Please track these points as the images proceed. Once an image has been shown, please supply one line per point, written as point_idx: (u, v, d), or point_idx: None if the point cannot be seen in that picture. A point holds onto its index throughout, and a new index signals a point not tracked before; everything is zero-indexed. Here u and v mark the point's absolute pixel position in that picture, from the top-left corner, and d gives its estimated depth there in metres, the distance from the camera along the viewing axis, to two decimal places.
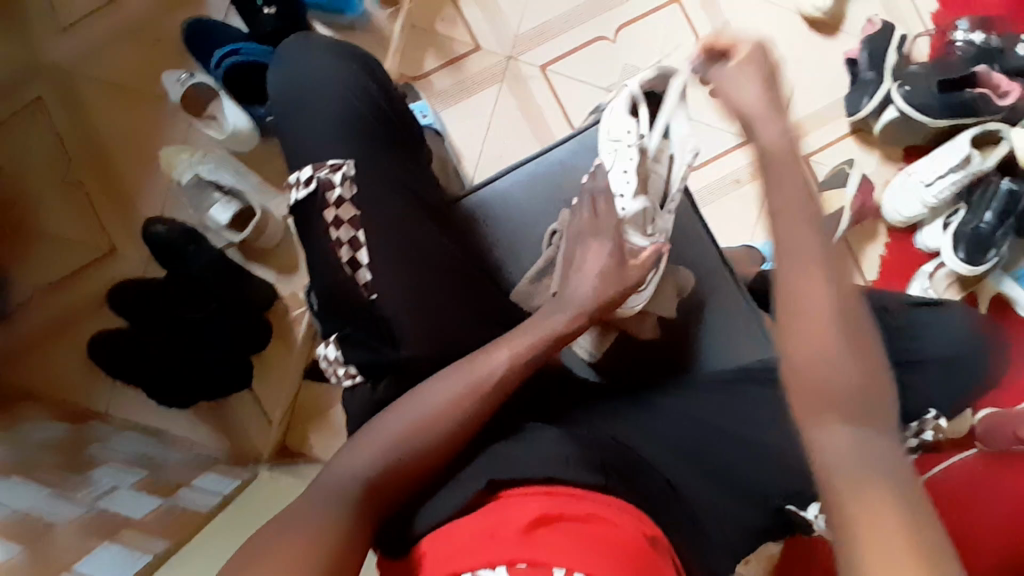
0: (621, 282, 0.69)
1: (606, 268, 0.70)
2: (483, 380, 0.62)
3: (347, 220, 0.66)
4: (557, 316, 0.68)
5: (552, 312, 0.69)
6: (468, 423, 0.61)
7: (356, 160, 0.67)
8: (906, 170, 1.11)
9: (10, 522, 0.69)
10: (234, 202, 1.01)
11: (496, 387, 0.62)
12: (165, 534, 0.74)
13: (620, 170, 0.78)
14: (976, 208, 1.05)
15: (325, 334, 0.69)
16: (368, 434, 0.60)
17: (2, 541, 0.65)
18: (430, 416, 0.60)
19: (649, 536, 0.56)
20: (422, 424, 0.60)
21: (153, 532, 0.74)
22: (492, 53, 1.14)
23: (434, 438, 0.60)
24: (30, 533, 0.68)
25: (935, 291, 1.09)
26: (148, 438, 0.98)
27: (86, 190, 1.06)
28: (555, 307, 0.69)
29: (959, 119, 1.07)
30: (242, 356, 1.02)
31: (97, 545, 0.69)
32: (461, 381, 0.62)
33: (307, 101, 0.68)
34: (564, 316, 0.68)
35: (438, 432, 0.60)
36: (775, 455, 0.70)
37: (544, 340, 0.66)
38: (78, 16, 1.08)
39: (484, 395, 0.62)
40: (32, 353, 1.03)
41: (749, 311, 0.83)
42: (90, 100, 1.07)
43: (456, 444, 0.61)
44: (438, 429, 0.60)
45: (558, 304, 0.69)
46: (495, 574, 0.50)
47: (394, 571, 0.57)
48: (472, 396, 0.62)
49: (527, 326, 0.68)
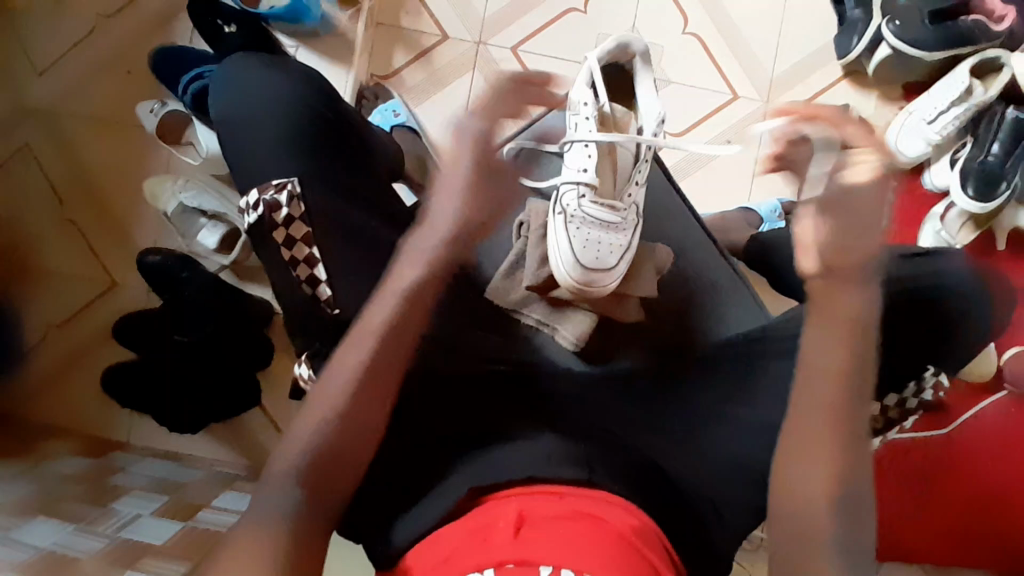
0: (493, 203, 0.64)
1: (474, 194, 0.63)
2: (367, 360, 0.59)
3: (300, 238, 0.65)
4: (406, 271, 0.62)
5: (402, 277, 0.62)
6: (369, 400, 0.59)
7: (302, 177, 0.66)
8: (906, 109, 1.07)
9: (36, 558, 0.69)
10: (220, 225, 1.03)
11: (380, 363, 0.59)
12: (184, 556, 0.74)
13: (582, 150, 0.79)
14: (982, 141, 1.02)
15: (299, 353, 0.69)
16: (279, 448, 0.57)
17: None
18: (326, 414, 0.57)
19: (635, 529, 0.55)
20: (319, 427, 0.57)
21: (172, 556, 0.74)
22: (462, 40, 1.12)
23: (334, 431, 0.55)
24: (55, 566, 0.68)
25: (948, 234, 1.05)
26: (169, 463, 1.01)
27: (79, 227, 1.10)
28: (405, 261, 0.63)
29: (956, 49, 1.03)
30: (246, 374, 1.05)
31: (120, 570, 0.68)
32: (342, 369, 0.59)
33: (247, 120, 0.68)
34: (412, 266, 0.62)
35: (346, 420, 0.58)
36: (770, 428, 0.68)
37: (405, 300, 0.61)
38: (51, 57, 1.11)
39: (371, 375, 0.59)
40: (49, 391, 1.06)
41: (733, 278, 0.84)
42: (73, 140, 1.11)
43: (368, 423, 0.59)
44: (339, 419, 0.57)
45: (410, 253, 0.63)
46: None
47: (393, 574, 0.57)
48: (366, 380, 0.59)
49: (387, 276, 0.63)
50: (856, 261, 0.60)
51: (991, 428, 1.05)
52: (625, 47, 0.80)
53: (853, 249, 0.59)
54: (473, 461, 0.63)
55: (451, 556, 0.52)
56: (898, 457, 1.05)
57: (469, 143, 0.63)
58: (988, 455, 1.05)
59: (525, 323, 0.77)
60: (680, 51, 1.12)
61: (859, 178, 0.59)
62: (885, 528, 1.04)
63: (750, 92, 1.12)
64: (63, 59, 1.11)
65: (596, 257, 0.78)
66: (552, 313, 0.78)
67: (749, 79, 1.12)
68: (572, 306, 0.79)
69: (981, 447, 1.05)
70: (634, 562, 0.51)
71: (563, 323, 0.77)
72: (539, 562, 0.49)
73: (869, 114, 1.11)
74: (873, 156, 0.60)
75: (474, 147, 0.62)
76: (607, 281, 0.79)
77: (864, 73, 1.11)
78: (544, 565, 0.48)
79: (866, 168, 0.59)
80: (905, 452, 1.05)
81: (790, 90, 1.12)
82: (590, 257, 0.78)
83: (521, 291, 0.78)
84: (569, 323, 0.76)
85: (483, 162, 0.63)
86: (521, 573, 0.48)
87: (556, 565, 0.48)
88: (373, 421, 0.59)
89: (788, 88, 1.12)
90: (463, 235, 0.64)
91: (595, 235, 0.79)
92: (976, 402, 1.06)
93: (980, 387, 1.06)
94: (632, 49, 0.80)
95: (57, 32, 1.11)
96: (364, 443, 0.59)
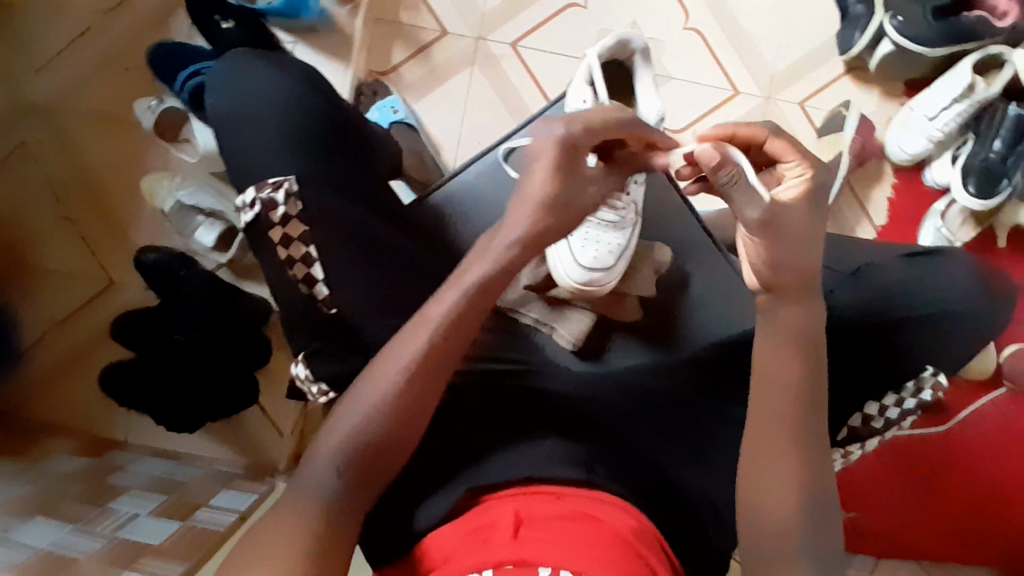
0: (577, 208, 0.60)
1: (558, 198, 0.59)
2: (424, 353, 0.55)
3: (296, 238, 0.65)
4: (478, 267, 0.58)
5: (472, 273, 0.58)
6: (422, 391, 0.56)
7: (299, 175, 0.65)
8: (909, 105, 1.06)
9: (34, 560, 0.68)
10: (217, 223, 1.02)
11: (439, 356, 0.56)
12: (183, 557, 0.73)
13: None
14: (984, 138, 1.01)
15: (295, 352, 0.69)
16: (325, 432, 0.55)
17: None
18: (368, 411, 0.54)
19: (633, 530, 0.55)
20: (369, 413, 0.54)
21: (171, 556, 0.73)
22: (461, 35, 1.12)
23: (351, 427, 0.54)
24: (52, 568, 0.67)
25: (948, 231, 1.05)
26: (168, 462, 1.00)
27: (76, 225, 1.09)
28: (479, 257, 0.59)
29: (958, 46, 1.02)
30: (243, 373, 1.04)
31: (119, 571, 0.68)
32: (398, 359, 0.55)
33: (244, 118, 0.67)
34: (483, 264, 0.58)
35: (398, 409, 0.55)
36: None
37: (474, 294, 0.57)
38: (47, 54, 1.11)
39: (429, 367, 0.55)
40: (47, 390, 1.06)
41: (737, 280, 0.82)
42: (69, 137, 1.10)
43: (421, 415, 0.56)
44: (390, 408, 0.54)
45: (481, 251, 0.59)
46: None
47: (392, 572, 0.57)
48: (424, 373, 0.55)
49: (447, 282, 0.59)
50: (805, 270, 0.57)
51: (992, 426, 1.05)
52: (625, 42, 0.78)
53: (796, 267, 0.57)
54: (470, 461, 0.62)
55: (450, 557, 0.52)
56: (899, 454, 1.04)
57: (543, 154, 0.59)
58: (987, 453, 1.05)
59: (522, 323, 0.77)
60: (680, 47, 1.11)
61: (787, 196, 0.57)
62: (885, 524, 1.03)
63: (751, 88, 1.11)
64: (59, 57, 1.10)
65: (595, 257, 0.79)
66: (549, 313, 0.78)
67: (750, 75, 1.11)
68: (570, 306, 0.79)
69: (982, 444, 1.05)
70: (633, 562, 0.51)
71: (561, 322, 0.77)
72: (538, 563, 0.48)
73: (871, 110, 1.10)
74: (804, 171, 0.59)
75: (556, 156, 0.59)
76: (605, 282, 0.79)
77: (865, 69, 1.10)
78: (543, 566, 0.48)
79: (796, 184, 0.58)
80: (906, 449, 1.04)
81: (792, 85, 1.11)
82: (588, 257, 0.79)
83: (519, 290, 0.79)
84: (570, 321, 0.77)
85: (573, 165, 0.59)
86: (520, 574, 0.48)
87: (555, 567, 0.48)
88: (420, 421, 0.56)
89: (789, 84, 1.11)
90: (532, 245, 0.59)
91: (596, 235, 0.80)
92: (976, 399, 1.06)
93: (980, 384, 1.05)
94: (631, 46, 0.79)
95: (54, 29, 1.11)
96: (410, 431, 0.56)
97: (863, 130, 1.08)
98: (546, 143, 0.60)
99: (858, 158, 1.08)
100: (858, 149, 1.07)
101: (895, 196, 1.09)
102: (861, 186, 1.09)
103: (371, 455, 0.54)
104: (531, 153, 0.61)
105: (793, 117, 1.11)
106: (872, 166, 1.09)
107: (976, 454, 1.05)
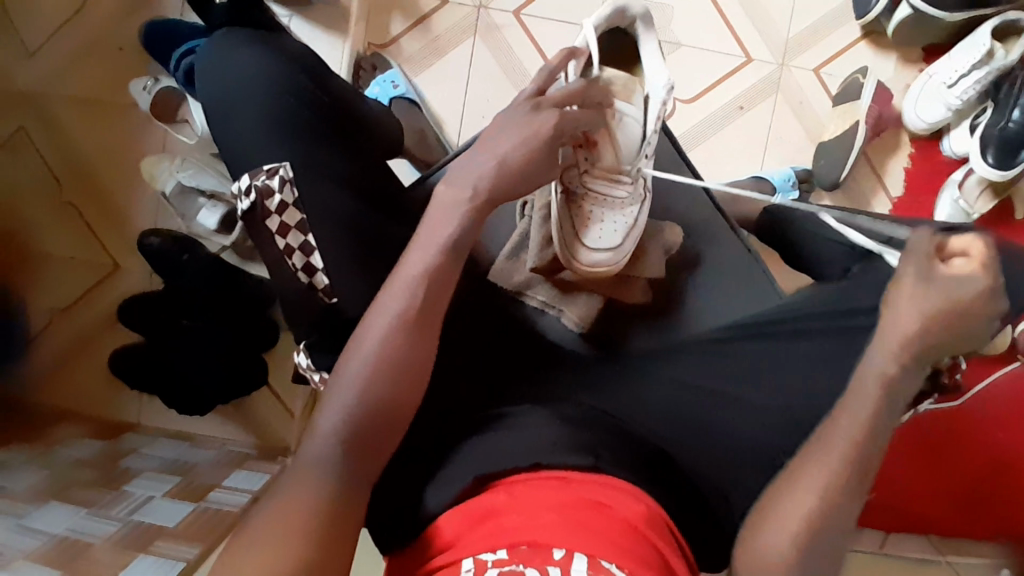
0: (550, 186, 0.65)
1: (535, 166, 0.63)
2: (395, 345, 0.56)
3: (294, 226, 0.64)
4: (420, 259, 0.59)
5: (437, 276, 0.58)
6: (398, 382, 0.56)
7: (292, 160, 0.64)
8: (926, 72, 1.03)
9: (48, 548, 0.68)
10: (219, 205, 0.99)
11: (413, 355, 0.56)
12: (197, 539, 0.73)
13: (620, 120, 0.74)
14: (1002, 107, 0.97)
15: (299, 341, 0.70)
16: (310, 430, 0.55)
17: (39, 567, 0.63)
18: (358, 395, 0.55)
19: (643, 518, 0.54)
20: (359, 401, 0.54)
21: (184, 539, 0.73)
22: (461, 5, 1.08)
23: (343, 417, 0.54)
24: (69, 554, 0.67)
25: (966, 204, 1.01)
26: (180, 444, 1.01)
27: (79, 210, 1.09)
28: (418, 251, 0.59)
29: (976, 10, 0.97)
30: (252, 356, 1.03)
31: (134, 557, 0.68)
32: (374, 338, 0.56)
33: (234, 103, 0.66)
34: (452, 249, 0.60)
35: (374, 399, 0.55)
36: (761, 408, 0.70)
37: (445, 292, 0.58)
38: (40, 34, 1.08)
39: (412, 360, 0.56)
40: (58, 375, 1.07)
41: (742, 251, 0.82)
42: (66, 119, 1.09)
43: (408, 402, 0.57)
44: (371, 397, 0.55)
45: (415, 244, 0.60)
46: (495, 558, 0.49)
47: (401, 559, 0.57)
48: (400, 369, 0.56)
49: (417, 246, 0.60)
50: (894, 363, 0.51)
51: (1005, 401, 1.04)
52: (622, 11, 0.75)
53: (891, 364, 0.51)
54: (471, 443, 0.62)
55: (461, 541, 0.52)
56: (906, 434, 1.04)
57: (534, 126, 0.64)
58: (999, 427, 1.04)
59: (530, 305, 0.78)
60: (689, 15, 1.07)
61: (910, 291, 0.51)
62: (894, 505, 1.03)
63: (763, 56, 1.08)
64: (52, 38, 1.08)
65: (599, 236, 0.75)
66: (557, 296, 0.78)
67: (761, 41, 1.08)
68: (578, 288, 0.79)
69: (993, 422, 1.04)
70: (643, 554, 0.50)
71: (568, 306, 0.78)
72: (552, 545, 0.48)
73: (887, 77, 1.07)
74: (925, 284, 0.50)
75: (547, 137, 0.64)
76: (613, 260, 0.76)
77: (883, 34, 1.06)
78: (556, 549, 0.48)
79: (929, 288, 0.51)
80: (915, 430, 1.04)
81: (805, 52, 1.08)
82: (592, 237, 0.75)
83: (525, 273, 0.78)
84: (574, 303, 0.78)
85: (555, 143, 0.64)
86: (533, 555, 0.48)
87: (568, 550, 0.48)
88: (410, 409, 0.57)
89: (803, 51, 1.08)
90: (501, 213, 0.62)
91: (600, 214, 0.76)
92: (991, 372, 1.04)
93: (996, 358, 1.04)
94: (630, 14, 0.75)
95: (45, 11, 1.08)
96: (389, 422, 0.55)
97: (878, 98, 1.04)
98: (543, 118, 0.64)
99: (874, 127, 1.05)
100: (874, 118, 1.04)
101: (911, 166, 1.07)
102: (877, 157, 1.07)
103: (367, 450, 0.54)
104: (500, 122, 0.65)
105: (806, 84, 1.08)
106: (889, 136, 1.06)
107: (985, 433, 1.04)
